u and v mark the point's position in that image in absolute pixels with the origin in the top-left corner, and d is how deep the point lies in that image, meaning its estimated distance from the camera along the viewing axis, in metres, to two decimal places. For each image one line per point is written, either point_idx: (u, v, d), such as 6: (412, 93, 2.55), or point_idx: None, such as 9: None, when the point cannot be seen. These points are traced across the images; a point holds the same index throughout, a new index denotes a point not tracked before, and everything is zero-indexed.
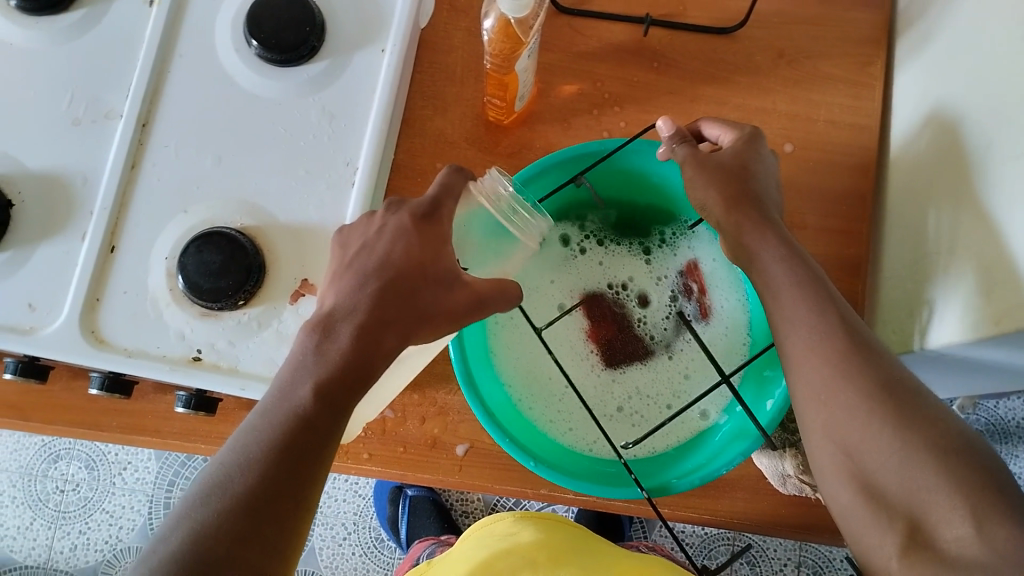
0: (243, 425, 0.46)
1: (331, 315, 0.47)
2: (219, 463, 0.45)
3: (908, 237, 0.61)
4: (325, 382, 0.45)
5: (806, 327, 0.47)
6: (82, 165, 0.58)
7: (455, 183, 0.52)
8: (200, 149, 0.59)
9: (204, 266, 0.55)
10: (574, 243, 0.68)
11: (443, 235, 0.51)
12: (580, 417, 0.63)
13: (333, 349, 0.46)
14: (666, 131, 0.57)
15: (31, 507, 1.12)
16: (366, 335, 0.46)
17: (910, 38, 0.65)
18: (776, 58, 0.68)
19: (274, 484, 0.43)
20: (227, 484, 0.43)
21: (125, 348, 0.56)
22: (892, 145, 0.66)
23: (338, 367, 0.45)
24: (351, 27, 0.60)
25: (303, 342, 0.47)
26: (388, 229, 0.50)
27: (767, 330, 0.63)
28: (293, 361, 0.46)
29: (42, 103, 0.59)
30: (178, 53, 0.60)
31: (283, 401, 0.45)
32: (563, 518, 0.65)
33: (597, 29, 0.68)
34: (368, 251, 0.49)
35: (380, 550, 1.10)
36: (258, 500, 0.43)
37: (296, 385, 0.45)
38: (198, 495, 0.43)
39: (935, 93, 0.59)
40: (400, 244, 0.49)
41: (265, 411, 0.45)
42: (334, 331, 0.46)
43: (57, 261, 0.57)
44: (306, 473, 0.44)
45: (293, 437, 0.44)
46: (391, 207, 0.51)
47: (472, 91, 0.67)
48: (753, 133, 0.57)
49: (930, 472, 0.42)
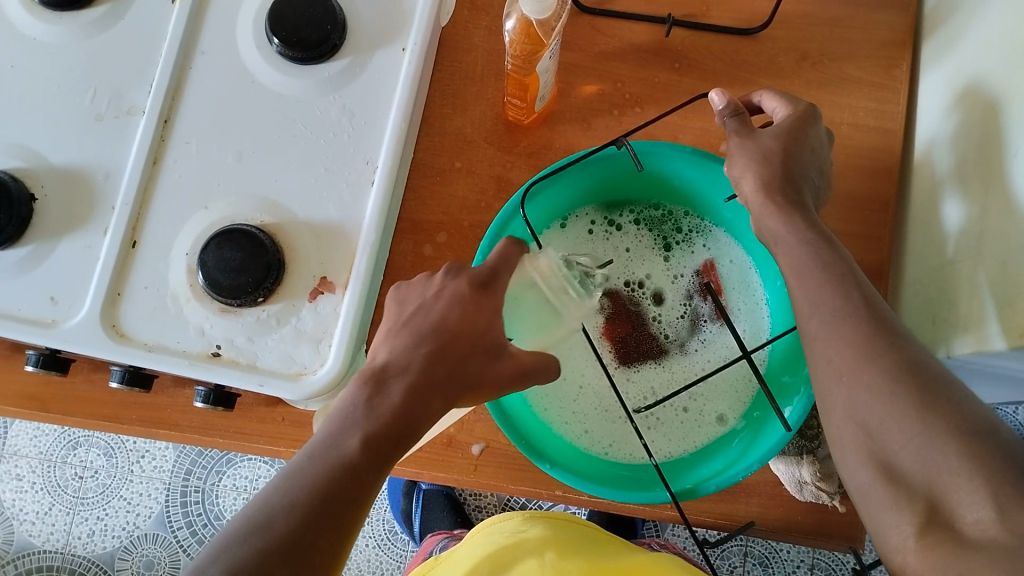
0: (286, 467, 0.46)
1: (383, 370, 0.48)
2: (262, 502, 0.45)
3: (936, 240, 0.60)
4: (373, 435, 0.46)
5: (827, 319, 0.47)
6: (103, 160, 0.59)
7: (512, 254, 0.53)
8: (220, 146, 0.59)
9: (224, 262, 0.55)
10: (599, 231, 0.68)
11: (495, 307, 0.51)
12: (596, 420, 0.64)
13: (384, 404, 0.47)
14: (724, 103, 0.58)
15: (50, 493, 1.13)
16: (417, 396, 0.47)
17: (937, 42, 0.64)
18: (799, 60, 0.67)
19: (311, 526, 0.43)
20: (269, 525, 0.43)
21: (145, 342, 0.57)
22: (917, 148, 0.65)
23: (390, 421, 0.47)
24: (371, 25, 0.60)
25: (354, 395, 0.48)
26: (446, 294, 0.51)
27: (791, 317, 0.62)
28: (343, 412, 0.47)
29: (67, 98, 0.60)
30: (200, 50, 0.60)
31: (330, 449, 0.46)
32: (576, 516, 0.66)
33: (618, 29, 0.67)
34: (425, 313, 0.51)
35: (394, 542, 1.10)
36: (296, 542, 0.43)
37: (344, 435, 0.46)
38: (239, 533, 0.43)
39: (963, 95, 0.58)
40: (455, 311, 0.51)
41: (310, 456, 0.46)
42: (385, 387, 0.47)
43: (78, 255, 0.58)
44: (345, 518, 0.45)
45: (336, 484, 0.45)
46: (450, 272, 0.53)
47: (493, 91, 0.67)
48: (809, 111, 0.56)
49: (949, 450, 0.40)
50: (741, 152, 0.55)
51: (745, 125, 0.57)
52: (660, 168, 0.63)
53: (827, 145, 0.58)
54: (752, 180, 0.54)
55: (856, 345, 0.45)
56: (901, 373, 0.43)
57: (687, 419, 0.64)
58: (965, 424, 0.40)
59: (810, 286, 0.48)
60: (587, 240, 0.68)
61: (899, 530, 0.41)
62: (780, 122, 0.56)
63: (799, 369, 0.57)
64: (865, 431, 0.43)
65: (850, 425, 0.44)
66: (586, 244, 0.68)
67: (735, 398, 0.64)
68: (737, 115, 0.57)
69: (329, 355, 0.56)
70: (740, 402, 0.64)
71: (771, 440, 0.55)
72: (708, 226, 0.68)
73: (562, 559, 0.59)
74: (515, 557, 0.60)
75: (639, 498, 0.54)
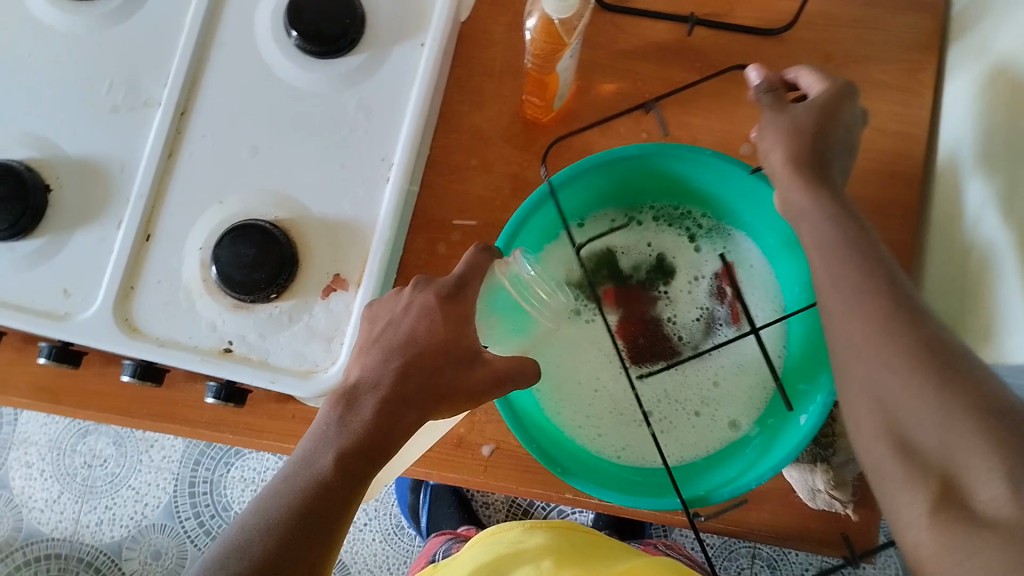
0: (265, 490, 0.47)
1: (355, 388, 0.49)
2: (241, 525, 0.46)
3: (960, 248, 0.59)
4: (347, 451, 0.46)
5: (846, 322, 0.46)
6: (118, 153, 0.59)
7: (482, 262, 0.52)
8: (236, 140, 0.59)
9: (238, 258, 0.55)
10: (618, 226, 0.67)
11: (466, 314, 0.51)
12: (609, 423, 0.63)
13: (356, 420, 0.47)
14: (765, 79, 0.57)
15: (59, 481, 1.13)
16: (388, 408, 0.48)
17: (965, 44, 0.63)
18: (823, 61, 0.66)
19: (287, 547, 0.44)
20: (246, 547, 0.44)
21: (156, 336, 0.56)
22: (941, 153, 0.64)
23: (362, 437, 0.47)
24: (390, 20, 0.60)
25: (327, 413, 0.48)
26: (413, 308, 0.51)
27: (812, 294, 0.60)
28: (316, 432, 0.48)
29: (83, 90, 0.60)
30: (217, 42, 0.60)
31: (305, 467, 0.47)
32: (576, 523, 0.65)
33: (639, 27, 0.66)
34: (393, 328, 0.50)
35: (401, 537, 1.10)
36: (271, 564, 0.43)
37: (318, 452, 0.47)
38: (219, 557, 0.44)
39: (992, 100, 0.57)
40: (424, 323, 0.50)
41: (287, 477, 0.47)
42: (357, 404, 0.48)
43: (92, 248, 0.57)
44: (324, 536, 0.45)
45: (313, 504, 0.45)
46: (419, 284, 0.52)
47: (511, 88, 0.66)
48: (845, 87, 0.55)
49: (969, 441, 0.39)
50: (773, 135, 0.54)
51: (779, 101, 0.56)
52: (679, 170, 0.62)
53: (860, 125, 0.56)
54: (780, 154, 0.53)
55: (876, 343, 0.44)
56: (927, 361, 0.42)
57: (700, 424, 0.63)
58: (988, 414, 0.39)
59: (839, 286, 0.47)
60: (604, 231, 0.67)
61: (916, 530, 0.40)
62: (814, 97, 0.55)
63: (817, 376, 0.56)
64: (884, 430, 0.43)
65: (869, 422, 0.43)
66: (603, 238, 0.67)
67: (749, 405, 0.63)
68: (773, 91, 0.56)
69: (340, 353, 0.56)
70: (754, 409, 0.63)
71: (785, 447, 0.55)
72: (730, 230, 0.67)
73: (558, 565, 0.58)
74: (513, 566, 0.59)
75: (649, 504, 0.54)
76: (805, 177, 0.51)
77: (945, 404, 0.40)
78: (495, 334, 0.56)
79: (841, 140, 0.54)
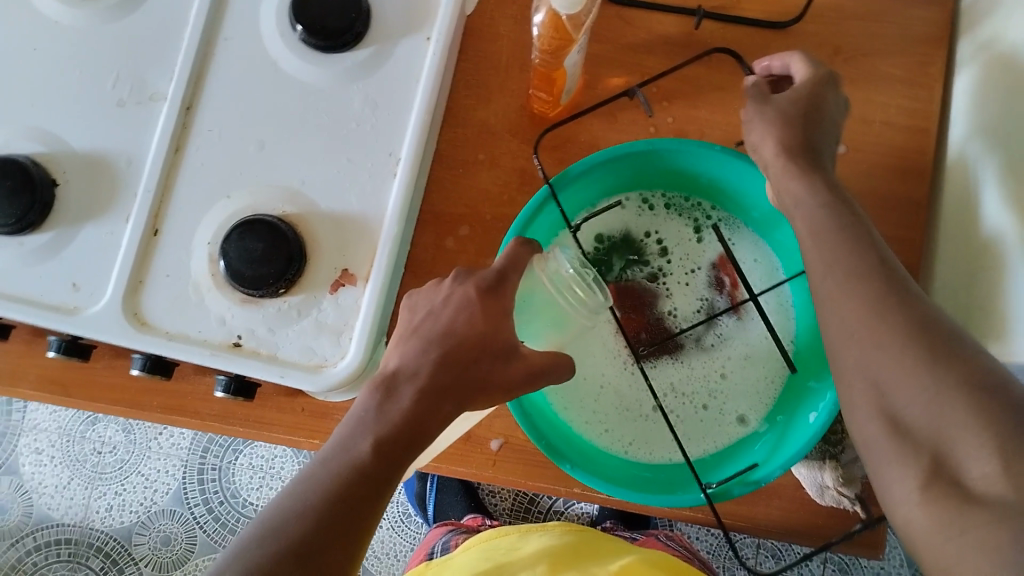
0: (301, 473, 0.48)
1: (394, 376, 0.49)
2: (277, 507, 0.46)
3: (972, 243, 0.59)
4: (385, 438, 0.47)
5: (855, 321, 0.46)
6: (126, 147, 0.59)
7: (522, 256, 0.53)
8: (243, 135, 0.59)
9: (246, 253, 0.55)
10: (621, 221, 0.67)
11: (504, 309, 0.52)
12: (616, 418, 0.63)
13: (394, 408, 0.48)
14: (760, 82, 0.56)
15: (69, 467, 1.14)
16: (426, 400, 0.48)
17: (975, 38, 0.63)
18: (832, 54, 0.65)
19: (321, 532, 0.44)
20: (282, 529, 0.45)
21: (166, 331, 0.57)
22: (950, 148, 0.64)
23: (400, 424, 0.47)
24: (396, 14, 0.59)
25: (365, 400, 0.49)
26: (453, 299, 0.52)
27: None
28: (354, 417, 0.48)
29: (90, 84, 0.60)
30: (224, 37, 0.59)
31: (343, 452, 0.47)
32: (571, 527, 0.67)
33: (646, 20, 0.66)
34: (434, 318, 0.52)
35: (407, 524, 1.11)
36: (304, 548, 0.44)
37: (355, 439, 0.47)
38: (255, 535, 0.45)
39: (1006, 95, 0.57)
40: (463, 315, 0.51)
41: (324, 461, 0.47)
42: (395, 392, 0.49)
43: (102, 243, 0.58)
44: (358, 522, 0.45)
45: (348, 489, 0.46)
46: (460, 277, 0.53)
47: (518, 81, 0.66)
48: (827, 76, 0.54)
49: (976, 430, 0.39)
50: (759, 126, 0.54)
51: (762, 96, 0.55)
52: (686, 164, 0.62)
53: (842, 113, 0.56)
54: (770, 144, 0.53)
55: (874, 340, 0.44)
56: (943, 352, 0.42)
57: (708, 418, 0.64)
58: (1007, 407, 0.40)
59: (830, 274, 0.47)
60: (614, 218, 0.67)
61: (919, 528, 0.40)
62: (796, 88, 0.54)
63: (825, 376, 0.57)
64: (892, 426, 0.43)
65: (870, 419, 0.43)
66: (614, 224, 0.67)
67: (757, 398, 0.64)
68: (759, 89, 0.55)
69: (350, 347, 0.56)
70: (763, 404, 0.63)
71: (796, 444, 0.55)
72: (736, 222, 0.66)
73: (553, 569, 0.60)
74: (509, 568, 0.61)
75: (658, 500, 0.54)
76: (804, 169, 0.51)
77: (950, 397, 0.40)
78: (527, 327, 0.59)
79: (830, 129, 0.54)
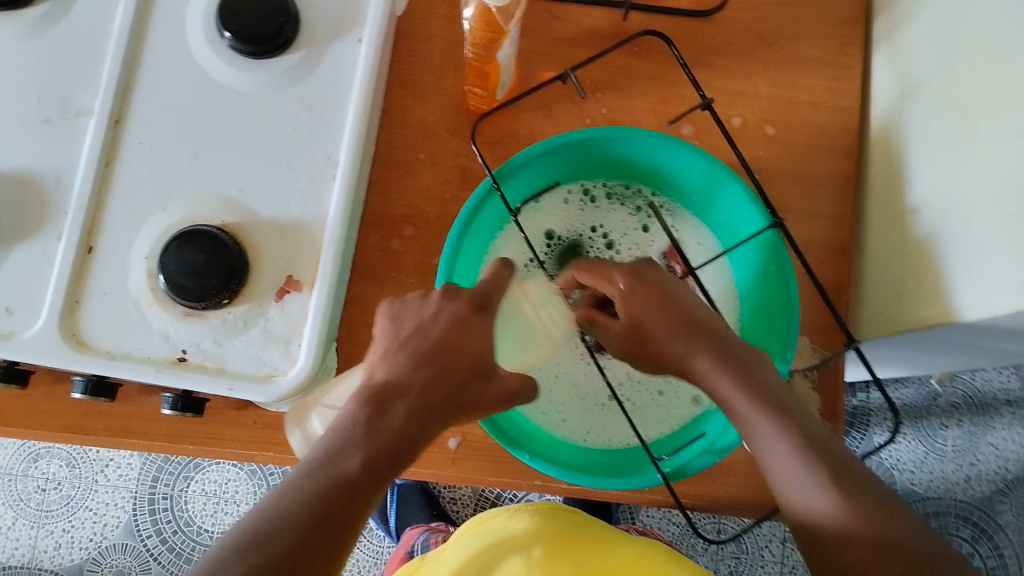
0: (279, 485, 0.47)
1: (386, 391, 0.50)
2: (257, 517, 0.46)
3: (900, 214, 0.61)
4: (374, 455, 0.48)
5: None
6: (54, 164, 0.57)
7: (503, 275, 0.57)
8: (177, 145, 0.58)
9: (185, 265, 0.54)
10: (567, 216, 0.67)
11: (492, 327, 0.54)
12: (573, 408, 0.64)
13: (386, 425, 0.49)
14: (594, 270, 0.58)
15: (12, 507, 1.10)
16: (418, 415, 0.50)
17: (890, 18, 0.65)
18: (756, 40, 0.67)
19: (307, 544, 0.44)
20: (266, 541, 0.44)
21: (108, 350, 0.55)
22: (874, 124, 0.66)
23: (392, 442, 0.48)
24: (326, 17, 0.59)
25: (357, 412, 0.49)
26: (445, 315, 0.54)
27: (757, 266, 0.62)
28: (343, 429, 0.49)
29: (12, 102, 0.58)
30: (149, 46, 0.58)
31: (330, 465, 0.47)
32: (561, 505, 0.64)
33: (576, 14, 0.67)
34: (424, 334, 0.53)
35: (370, 539, 1.10)
36: (292, 559, 0.44)
37: (345, 452, 0.47)
38: (236, 546, 0.44)
39: (923, 72, 0.60)
40: (456, 331, 0.53)
41: (308, 472, 0.47)
42: (388, 409, 0.49)
43: (35, 264, 0.56)
44: (338, 536, 0.46)
45: (333, 499, 0.46)
46: (449, 293, 0.55)
47: (453, 80, 0.66)
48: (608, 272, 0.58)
49: None
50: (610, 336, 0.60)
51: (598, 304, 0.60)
52: (622, 151, 0.63)
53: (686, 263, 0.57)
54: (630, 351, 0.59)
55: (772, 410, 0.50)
56: None
57: (663, 402, 0.65)
58: None
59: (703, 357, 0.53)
60: (560, 211, 0.68)
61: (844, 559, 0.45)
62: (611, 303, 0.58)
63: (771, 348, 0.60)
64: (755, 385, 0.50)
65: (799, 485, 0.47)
66: (562, 218, 0.67)
67: None
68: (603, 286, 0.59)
69: (299, 355, 0.55)
70: None
71: None
72: (677, 208, 0.68)
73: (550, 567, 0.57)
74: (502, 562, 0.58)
75: (616, 482, 0.55)
76: None
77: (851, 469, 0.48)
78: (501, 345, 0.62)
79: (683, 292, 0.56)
